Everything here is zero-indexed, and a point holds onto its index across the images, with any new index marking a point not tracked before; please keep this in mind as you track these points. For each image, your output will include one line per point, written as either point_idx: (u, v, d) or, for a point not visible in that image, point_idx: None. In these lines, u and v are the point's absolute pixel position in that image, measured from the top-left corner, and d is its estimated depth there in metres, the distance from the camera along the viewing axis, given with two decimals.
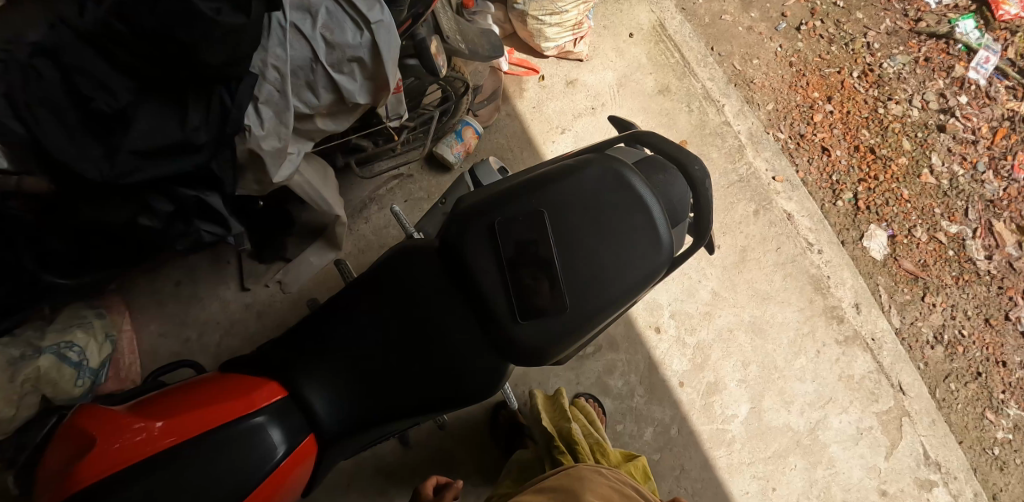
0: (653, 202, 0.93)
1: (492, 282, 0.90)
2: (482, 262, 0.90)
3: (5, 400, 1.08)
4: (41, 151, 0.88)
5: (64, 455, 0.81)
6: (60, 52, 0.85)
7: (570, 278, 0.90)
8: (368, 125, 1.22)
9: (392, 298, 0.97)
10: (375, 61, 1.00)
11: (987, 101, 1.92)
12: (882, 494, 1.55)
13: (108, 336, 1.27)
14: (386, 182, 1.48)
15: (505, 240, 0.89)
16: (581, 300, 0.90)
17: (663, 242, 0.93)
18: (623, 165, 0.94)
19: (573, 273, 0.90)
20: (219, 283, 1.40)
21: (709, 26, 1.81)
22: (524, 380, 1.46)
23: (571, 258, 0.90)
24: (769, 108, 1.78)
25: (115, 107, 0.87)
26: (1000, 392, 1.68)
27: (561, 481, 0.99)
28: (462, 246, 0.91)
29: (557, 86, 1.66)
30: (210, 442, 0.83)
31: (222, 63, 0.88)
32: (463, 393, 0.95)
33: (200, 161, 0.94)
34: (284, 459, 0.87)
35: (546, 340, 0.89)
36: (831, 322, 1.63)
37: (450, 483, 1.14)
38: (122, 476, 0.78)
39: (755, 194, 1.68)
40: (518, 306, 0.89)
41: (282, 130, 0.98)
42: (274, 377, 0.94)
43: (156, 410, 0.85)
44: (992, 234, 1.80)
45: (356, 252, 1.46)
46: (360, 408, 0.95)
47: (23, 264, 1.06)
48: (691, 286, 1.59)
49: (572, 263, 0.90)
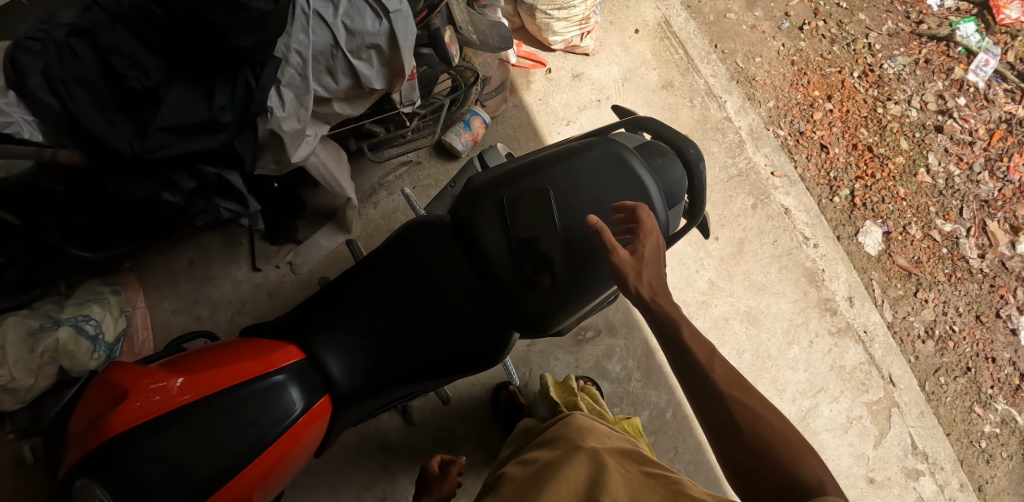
0: (650, 183, 1.00)
1: (497, 253, 0.96)
2: (489, 235, 0.96)
3: (25, 369, 1.15)
4: (74, 125, 0.94)
5: (93, 409, 0.87)
6: (97, 33, 0.91)
7: (573, 252, 0.96)
8: (381, 111, 1.27)
9: (404, 268, 1.03)
10: (392, 49, 1.05)
11: (985, 103, 1.96)
12: (870, 481, 1.59)
13: (123, 311, 1.31)
14: (396, 169, 1.54)
15: (511, 215, 0.95)
16: (583, 272, 0.96)
17: (659, 221, 1.00)
18: (623, 148, 1.02)
19: (577, 247, 0.96)
20: (231, 262, 1.45)
21: (713, 23, 1.86)
22: (525, 362, 1.51)
23: (575, 233, 0.96)
24: (770, 105, 1.83)
25: (147, 86, 0.93)
26: (989, 387, 1.73)
27: (558, 429, 1.06)
28: (471, 221, 0.98)
29: (563, 80, 1.71)
30: (229, 399, 0.89)
31: (249, 47, 0.93)
32: (472, 359, 1.01)
33: (223, 139, 0.99)
34: (301, 415, 0.93)
35: (548, 309, 0.96)
36: (824, 314, 1.68)
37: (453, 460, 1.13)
38: (147, 428, 0.84)
39: (754, 189, 1.73)
40: (521, 275, 0.96)
41: (301, 112, 1.04)
42: (293, 341, 1.00)
43: (177, 368, 0.90)
44: (986, 233, 1.84)
45: (366, 235, 1.51)
46: (372, 373, 1.01)
47: (50, 237, 1.11)
48: (689, 276, 1.64)
49: (576, 238, 0.96)
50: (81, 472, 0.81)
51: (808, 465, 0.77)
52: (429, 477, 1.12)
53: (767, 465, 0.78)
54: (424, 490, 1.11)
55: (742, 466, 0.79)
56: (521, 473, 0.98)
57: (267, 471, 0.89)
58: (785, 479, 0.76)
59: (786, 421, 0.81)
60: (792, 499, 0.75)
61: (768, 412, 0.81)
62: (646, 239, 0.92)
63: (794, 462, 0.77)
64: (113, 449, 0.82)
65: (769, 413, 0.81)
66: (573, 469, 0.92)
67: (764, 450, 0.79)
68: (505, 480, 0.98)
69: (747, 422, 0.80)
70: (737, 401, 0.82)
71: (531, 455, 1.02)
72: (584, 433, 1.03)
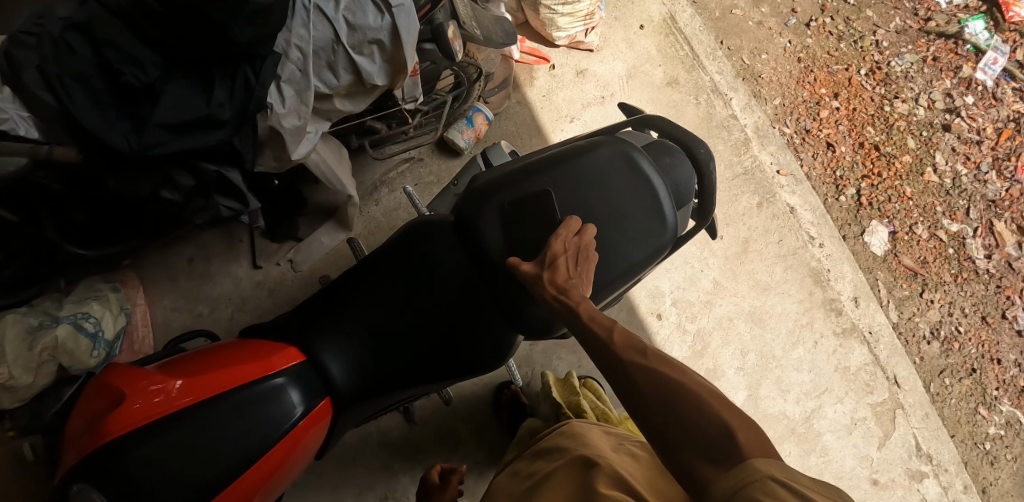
0: (659, 183, 0.99)
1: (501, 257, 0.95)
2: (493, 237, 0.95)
3: (24, 367, 1.14)
4: (71, 122, 0.92)
5: (91, 411, 0.85)
6: (92, 27, 0.90)
7: None
8: (382, 107, 1.26)
9: (405, 268, 1.02)
10: (394, 44, 1.03)
11: (993, 102, 1.94)
12: (874, 483, 1.58)
13: (123, 309, 1.30)
14: (398, 165, 1.52)
15: (514, 217, 0.94)
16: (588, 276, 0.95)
17: (668, 222, 0.98)
18: (632, 147, 0.99)
19: None
20: (231, 260, 1.43)
21: (719, 19, 1.83)
22: (528, 361, 1.50)
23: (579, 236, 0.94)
24: (776, 103, 1.81)
25: (144, 81, 0.91)
26: (994, 388, 1.71)
27: (556, 440, 1.03)
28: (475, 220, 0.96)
29: (566, 76, 1.69)
30: (229, 402, 0.87)
31: (248, 42, 0.92)
32: (474, 363, 1.00)
33: (222, 136, 0.97)
34: (301, 419, 0.91)
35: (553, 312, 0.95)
36: (829, 314, 1.66)
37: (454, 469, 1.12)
38: (146, 431, 0.82)
39: (759, 187, 1.71)
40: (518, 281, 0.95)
41: (302, 109, 1.02)
42: (293, 342, 0.99)
43: (176, 371, 0.89)
44: (993, 233, 1.82)
45: (367, 233, 1.49)
46: (372, 376, 1.00)
47: (48, 234, 1.10)
48: (693, 275, 1.62)
49: None
50: (78, 476, 0.79)
51: (717, 412, 0.74)
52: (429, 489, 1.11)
53: (678, 421, 0.75)
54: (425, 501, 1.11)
55: (655, 430, 0.76)
56: (516, 488, 0.97)
57: (266, 474, 0.88)
58: (696, 433, 0.73)
59: (693, 372, 0.79)
60: (713, 459, 0.72)
61: (669, 367, 0.79)
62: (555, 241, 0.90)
63: (702, 411, 0.74)
64: (111, 452, 0.80)
65: (674, 369, 0.79)
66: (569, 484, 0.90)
67: (673, 407, 0.75)
68: (507, 499, 0.95)
69: (655, 382, 0.77)
70: (640, 363, 0.79)
71: (533, 470, 0.99)
72: (585, 441, 0.99)
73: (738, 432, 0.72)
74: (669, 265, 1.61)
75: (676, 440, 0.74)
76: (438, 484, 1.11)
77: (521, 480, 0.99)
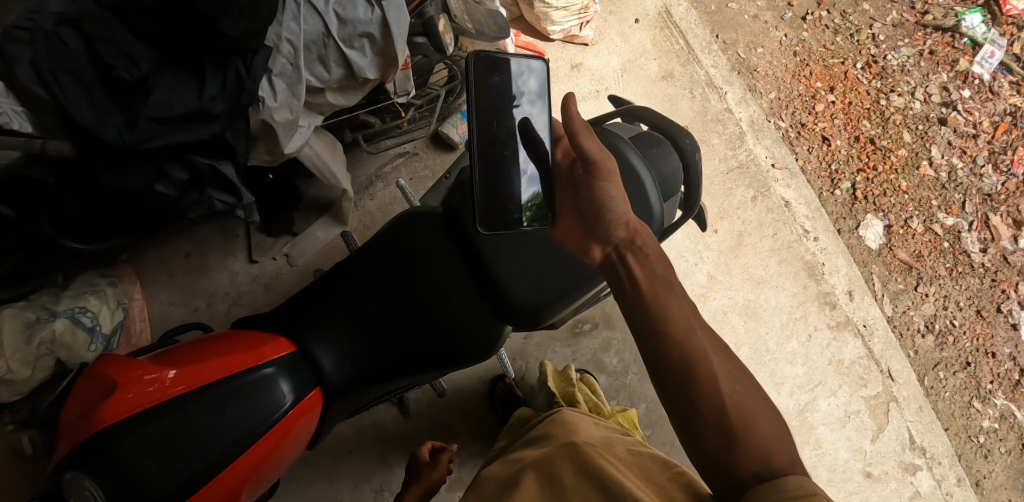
0: (646, 172, 1.04)
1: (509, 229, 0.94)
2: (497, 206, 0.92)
3: (21, 361, 1.14)
4: (64, 116, 0.92)
5: (84, 400, 0.86)
6: (84, 22, 0.90)
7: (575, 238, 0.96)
8: (376, 102, 1.26)
9: (393, 260, 1.04)
10: (385, 37, 1.03)
11: (990, 96, 1.93)
12: (867, 476, 1.59)
13: (120, 303, 1.31)
14: (392, 160, 1.53)
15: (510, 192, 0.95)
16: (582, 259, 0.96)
17: (653, 213, 1.03)
18: (617, 138, 1.06)
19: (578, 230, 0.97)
20: (228, 255, 1.44)
21: (715, 13, 1.83)
22: (522, 355, 1.50)
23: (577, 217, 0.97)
24: (771, 96, 1.81)
25: (136, 75, 0.91)
26: (988, 382, 1.72)
27: (545, 428, 1.05)
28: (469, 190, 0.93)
29: (561, 70, 1.69)
30: (219, 392, 0.88)
31: (239, 36, 0.92)
32: (463, 352, 1.01)
33: (214, 130, 0.98)
34: (291, 408, 0.92)
35: (572, 278, 1.00)
36: (823, 308, 1.67)
37: (444, 447, 1.20)
38: (138, 420, 0.83)
39: (754, 181, 1.72)
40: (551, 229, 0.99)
41: (294, 102, 1.02)
42: (284, 334, 1.00)
43: (169, 361, 0.90)
44: (988, 227, 1.82)
45: (362, 227, 1.50)
46: (366, 365, 1.01)
47: (43, 228, 1.11)
48: (687, 269, 1.63)
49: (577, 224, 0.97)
50: (72, 464, 0.81)
51: (782, 444, 0.79)
52: (418, 466, 1.16)
53: (749, 442, 0.77)
54: (414, 478, 1.14)
55: (725, 449, 0.78)
56: (503, 471, 0.97)
57: (256, 464, 0.88)
58: (762, 456, 0.77)
59: (765, 394, 0.83)
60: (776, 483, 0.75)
61: (749, 384, 0.82)
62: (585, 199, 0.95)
63: (770, 439, 0.78)
64: (102, 440, 0.81)
65: (742, 385, 0.82)
66: (553, 466, 0.92)
67: (745, 428, 0.78)
68: (494, 481, 0.96)
69: (733, 397, 0.80)
70: (725, 373, 0.81)
71: (523, 456, 1.00)
72: (573, 428, 1.01)
73: (798, 467, 0.77)
74: None
75: (741, 459, 0.77)
76: (428, 462, 1.16)
77: (510, 464, 0.99)
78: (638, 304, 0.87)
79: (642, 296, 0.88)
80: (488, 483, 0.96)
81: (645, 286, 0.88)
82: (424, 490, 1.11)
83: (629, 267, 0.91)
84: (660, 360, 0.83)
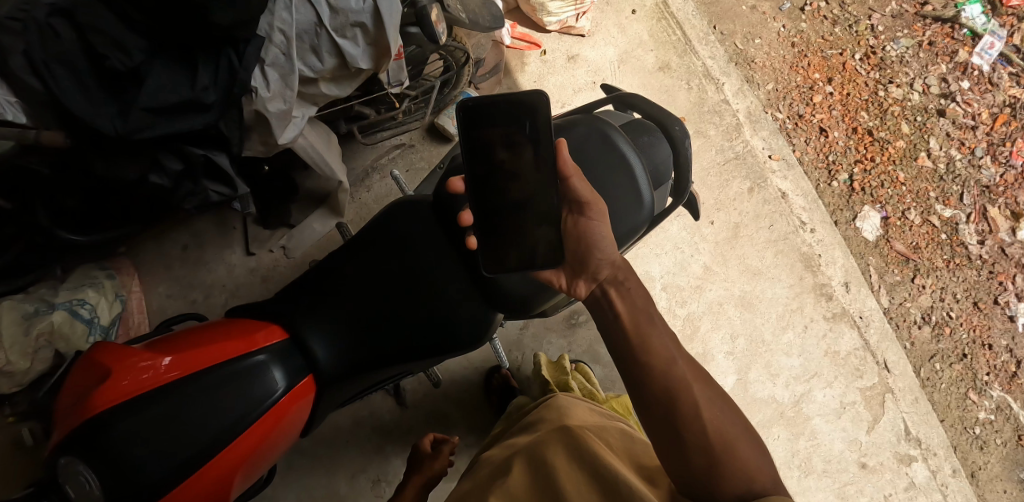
0: (634, 160, 1.06)
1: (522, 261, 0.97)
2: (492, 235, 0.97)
3: (21, 353, 1.16)
4: (57, 106, 0.92)
5: (78, 387, 0.86)
6: (75, 12, 0.90)
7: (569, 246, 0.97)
8: (370, 92, 1.26)
9: (384, 248, 1.05)
10: (377, 26, 1.03)
11: (989, 87, 1.92)
12: (862, 466, 1.60)
13: (118, 296, 1.32)
14: (388, 152, 1.54)
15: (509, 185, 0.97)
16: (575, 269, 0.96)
17: (644, 202, 1.06)
18: (607, 125, 1.07)
19: (568, 242, 0.97)
20: (225, 247, 1.44)
21: (712, 4, 1.82)
22: (518, 346, 1.50)
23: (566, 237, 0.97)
24: (769, 87, 1.80)
25: (128, 66, 0.91)
26: (985, 374, 1.72)
27: (538, 413, 1.07)
28: (469, 221, 0.97)
29: (557, 62, 1.69)
30: (211, 379, 0.89)
31: (230, 25, 0.92)
32: (453, 340, 1.03)
33: (208, 120, 0.98)
34: (283, 395, 0.93)
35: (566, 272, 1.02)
36: (819, 299, 1.67)
37: (446, 440, 1.22)
38: (132, 406, 0.84)
39: (751, 172, 1.72)
40: (548, 250, 0.97)
41: (287, 93, 1.03)
42: (277, 320, 1.01)
43: (162, 348, 0.90)
44: (986, 219, 1.82)
45: (358, 219, 1.50)
46: (357, 351, 1.01)
47: (39, 220, 1.11)
48: (682, 260, 1.63)
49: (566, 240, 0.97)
50: (66, 449, 0.81)
51: (762, 467, 0.82)
52: (422, 455, 1.17)
53: (731, 468, 0.80)
54: (415, 467, 1.15)
55: (710, 475, 0.80)
56: (497, 456, 1.00)
57: (249, 450, 0.89)
58: (743, 479, 0.80)
59: (744, 420, 0.85)
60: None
61: (729, 410, 0.84)
62: (569, 240, 0.97)
63: (751, 464, 0.81)
64: (95, 426, 0.82)
65: (722, 410, 0.84)
66: (543, 447, 0.94)
67: (728, 452, 0.81)
68: (486, 469, 0.97)
69: (714, 421, 0.82)
70: (707, 399, 0.84)
71: (516, 440, 1.02)
72: (566, 412, 1.03)
73: (775, 488, 0.81)
74: (659, 250, 1.62)
75: (725, 485, 0.79)
76: (430, 452, 1.17)
77: (505, 448, 1.01)
78: (620, 337, 0.89)
79: (625, 333, 0.89)
80: (481, 470, 0.98)
81: (628, 321, 0.90)
82: (424, 480, 1.12)
83: (611, 301, 0.92)
84: (645, 386, 0.85)
